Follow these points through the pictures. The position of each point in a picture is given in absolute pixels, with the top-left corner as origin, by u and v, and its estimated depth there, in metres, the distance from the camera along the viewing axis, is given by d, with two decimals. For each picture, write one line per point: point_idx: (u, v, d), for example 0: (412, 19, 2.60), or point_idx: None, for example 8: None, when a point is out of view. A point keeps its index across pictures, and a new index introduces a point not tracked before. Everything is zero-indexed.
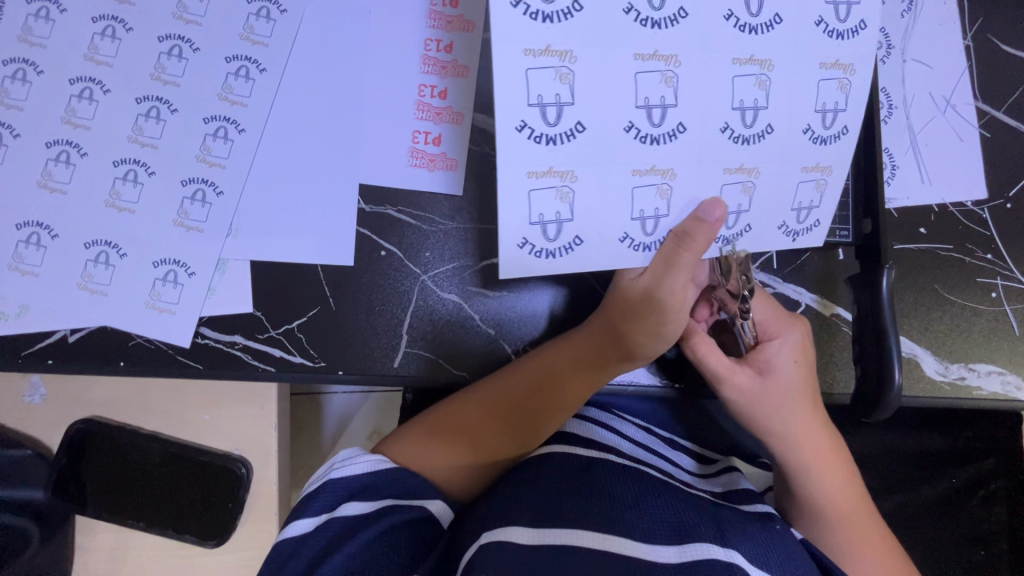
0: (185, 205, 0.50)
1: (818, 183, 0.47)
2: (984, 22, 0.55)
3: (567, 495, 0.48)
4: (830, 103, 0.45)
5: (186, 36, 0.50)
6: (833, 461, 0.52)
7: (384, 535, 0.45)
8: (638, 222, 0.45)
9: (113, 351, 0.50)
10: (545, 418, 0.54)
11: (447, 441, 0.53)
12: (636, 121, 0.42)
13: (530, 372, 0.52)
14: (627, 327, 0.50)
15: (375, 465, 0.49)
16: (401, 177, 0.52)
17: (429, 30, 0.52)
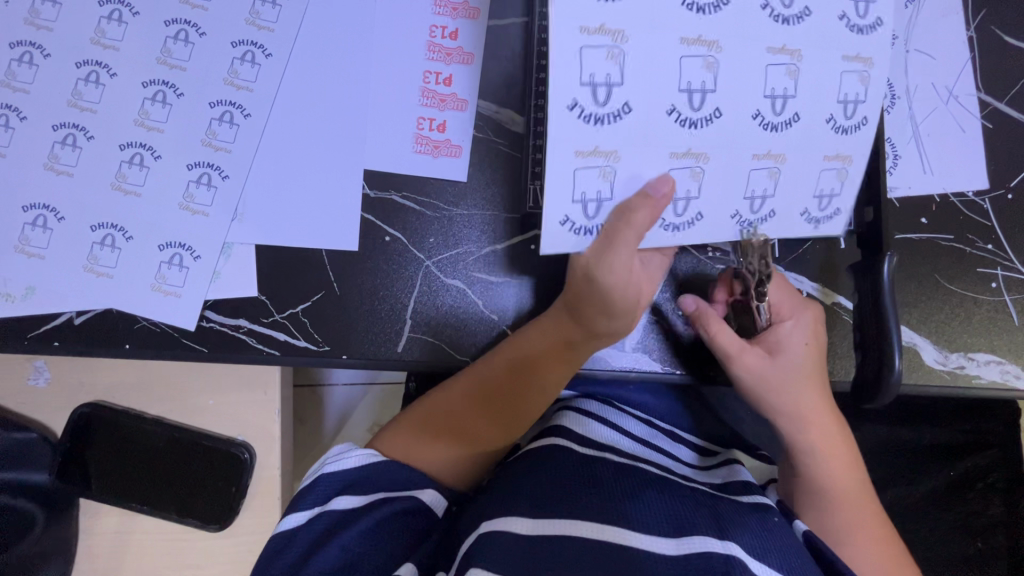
0: (190, 189, 0.50)
1: (838, 171, 0.45)
2: (986, 14, 0.56)
3: (569, 485, 0.49)
4: (852, 94, 0.43)
5: (193, 20, 0.51)
6: (839, 446, 0.53)
7: (377, 526, 0.45)
8: (669, 204, 0.44)
9: (118, 334, 0.51)
10: (524, 402, 0.54)
11: (428, 430, 0.53)
12: (680, 107, 0.41)
13: (500, 356, 0.52)
14: (587, 308, 0.48)
15: (366, 459, 0.49)
16: (406, 163, 0.53)
17: (434, 16, 0.53)
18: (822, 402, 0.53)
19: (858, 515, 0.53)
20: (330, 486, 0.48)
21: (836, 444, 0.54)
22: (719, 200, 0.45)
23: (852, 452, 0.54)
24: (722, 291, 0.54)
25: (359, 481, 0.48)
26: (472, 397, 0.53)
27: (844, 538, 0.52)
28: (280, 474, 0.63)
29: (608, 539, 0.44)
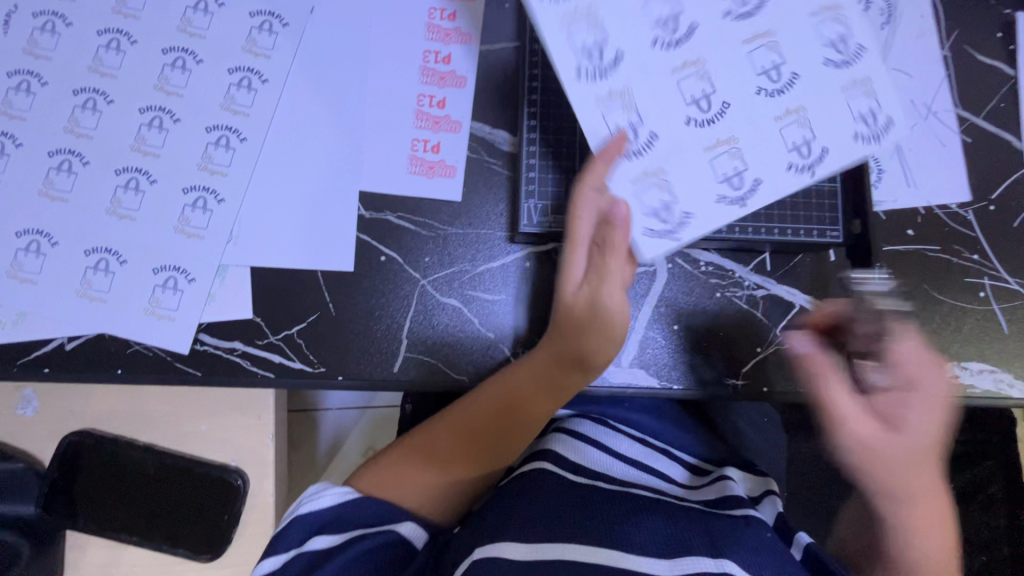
0: (186, 212, 0.50)
1: (866, 91, 0.44)
2: (959, 35, 0.58)
3: (566, 511, 0.48)
4: (865, 108, 0.44)
5: (191, 48, 0.52)
6: (933, 520, 0.48)
7: (357, 561, 0.46)
8: (724, 182, 0.44)
9: (109, 359, 0.50)
10: (510, 438, 0.53)
11: (411, 464, 0.53)
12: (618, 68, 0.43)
13: (487, 390, 0.52)
14: (576, 340, 0.49)
15: (342, 496, 0.49)
16: (400, 184, 0.53)
17: (427, 42, 0.55)
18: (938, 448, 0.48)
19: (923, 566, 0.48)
20: (307, 524, 0.47)
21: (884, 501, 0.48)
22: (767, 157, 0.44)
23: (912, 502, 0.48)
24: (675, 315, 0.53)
25: (337, 517, 0.48)
26: (459, 428, 0.53)
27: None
28: (274, 500, 0.62)
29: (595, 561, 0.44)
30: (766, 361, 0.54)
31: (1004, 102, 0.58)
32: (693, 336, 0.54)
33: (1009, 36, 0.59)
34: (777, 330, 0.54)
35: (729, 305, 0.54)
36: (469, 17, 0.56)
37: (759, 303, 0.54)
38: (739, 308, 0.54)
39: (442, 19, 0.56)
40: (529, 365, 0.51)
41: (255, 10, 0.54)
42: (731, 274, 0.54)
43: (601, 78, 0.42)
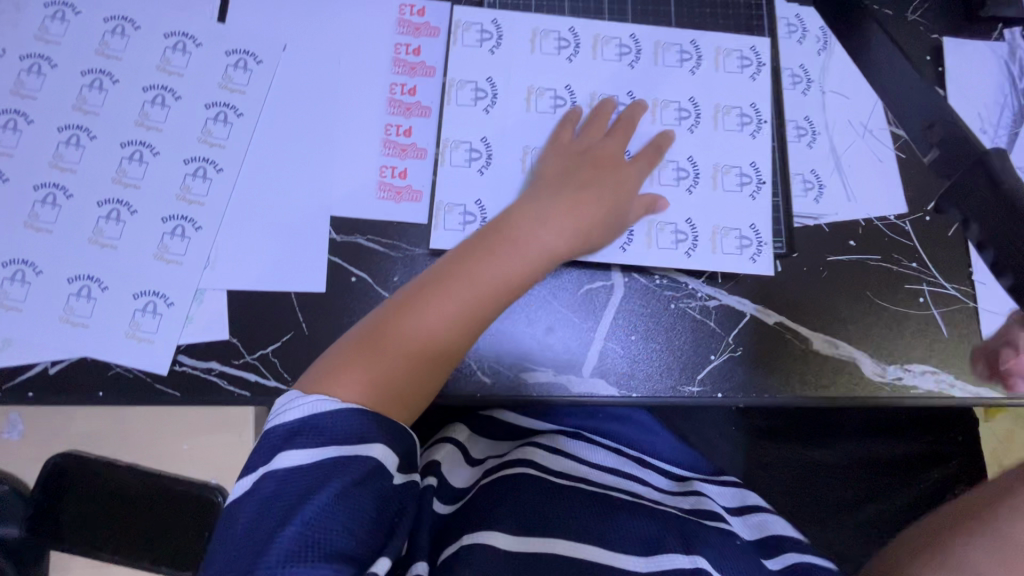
0: (165, 240, 0.53)
1: (733, 114, 0.60)
2: None
3: (548, 512, 0.51)
4: (745, 120, 0.59)
5: (169, 86, 0.56)
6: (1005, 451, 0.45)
7: (339, 498, 0.38)
8: (684, 230, 0.58)
9: (92, 382, 0.52)
10: (479, 311, 0.46)
11: (349, 355, 0.44)
12: (496, 78, 0.59)
13: (482, 233, 0.50)
14: (595, 188, 0.53)
15: (314, 408, 0.41)
16: (369, 208, 0.56)
17: (394, 75, 0.59)
18: None
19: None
20: (272, 441, 0.40)
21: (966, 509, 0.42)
22: (681, 200, 0.58)
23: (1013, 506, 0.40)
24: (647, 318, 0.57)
25: (307, 439, 0.40)
26: (447, 263, 0.48)
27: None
28: None
29: (585, 557, 0.47)
30: (721, 367, 0.56)
31: None
32: (650, 346, 0.56)
33: (937, 59, 0.63)
34: (731, 338, 0.57)
35: (684, 315, 0.57)
36: (432, 52, 0.60)
37: (712, 312, 0.57)
38: (693, 318, 0.57)
39: (407, 54, 0.59)
40: (553, 235, 0.50)
41: (230, 50, 0.57)
42: (684, 286, 0.57)
43: (494, 106, 0.58)
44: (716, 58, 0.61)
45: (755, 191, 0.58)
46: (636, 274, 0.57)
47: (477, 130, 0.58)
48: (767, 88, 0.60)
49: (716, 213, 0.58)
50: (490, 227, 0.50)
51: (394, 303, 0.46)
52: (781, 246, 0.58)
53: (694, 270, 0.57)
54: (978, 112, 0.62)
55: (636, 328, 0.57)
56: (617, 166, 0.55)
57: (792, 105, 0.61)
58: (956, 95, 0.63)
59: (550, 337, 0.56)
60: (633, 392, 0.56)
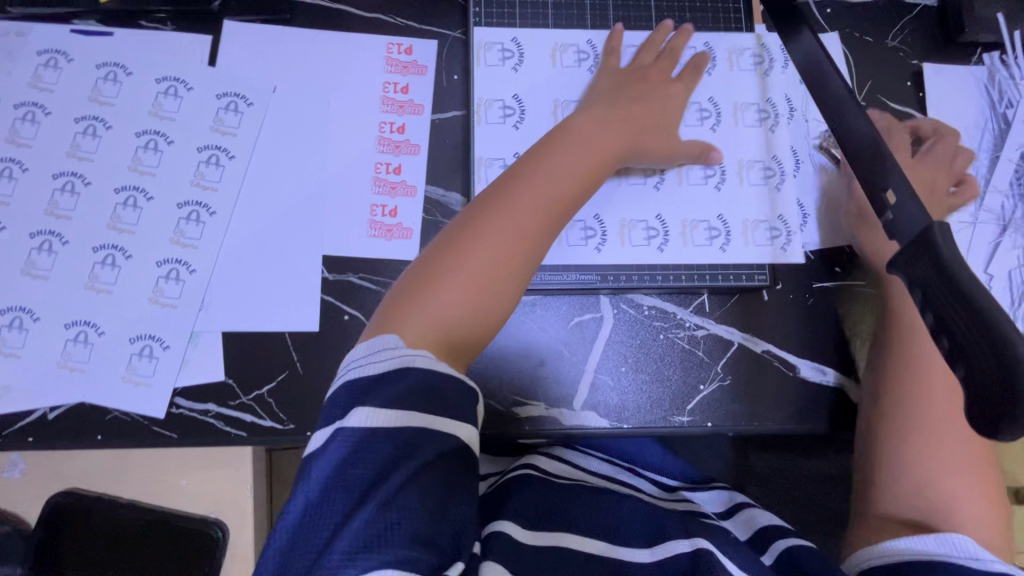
0: (160, 283, 0.54)
1: (755, 110, 0.63)
2: (871, 86, 0.64)
3: (552, 515, 0.54)
4: (767, 116, 0.63)
5: (162, 130, 0.57)
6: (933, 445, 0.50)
7: (417, 478, 0.41)
8: (720, 222, 0.60)
9: (91, 426, 0.53)
10: (542, 225, 0.49)
11: (423, 271, 0.48)
12: (522, 93, 0.61)
13: (535, 150, 0.54)
14: (635, 90, 0.59)
15: (403, 362, 0.43)
16: (361, 246, 0.57)
17: (383, 114, 0.60)
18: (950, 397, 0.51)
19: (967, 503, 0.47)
20: (353, 392, 0.43)
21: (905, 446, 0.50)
22: (714, 197, 0.60)
23: (930, 438, 0.50)
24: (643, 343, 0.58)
25: (391, 400, 0.42)
26: (503, 178, 0.52)
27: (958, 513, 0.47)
28: (254, 550, 0.65)
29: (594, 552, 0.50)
30: (710, 396, 0.57)
31: (916, 146, 0.63)
32: (640, 376, 0.57)
33: (918, 84, 0.64)
34: (719, 367, 0.58)
35: (672, 344, 0.58)
36: (420, 89, 0.61)
37: (701, 342, 0.58)
38: (682, 347, 0.58)
39: (395, 93, 0.60)
40: (600, 124, 0.55)
41: (221, 92, 0.58)
42: (673, 316, 0.58)
43: (523, 122, 0.60)
44: (731, 59, 0.64)
45: (779, 181, 0.61)
46: (624, 306, 0.58)
47: (508, 147, 0.59)
48: (755, 110, 0.63)
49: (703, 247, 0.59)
50: (537, 144, 0.54)
51: (471, 209, 0.51)
52: (764, 279, 0.59)
53: (733, 263, 0.59)
54: (959, 136, 0.63)
55: (625, 359, 0.57)
56: (663, 84, 0.60)
57: (776, 135, 0.63)
58: (937, 120, 0.64)
59: (543, 370, 0.57)
60: (623, 423, 0.56)
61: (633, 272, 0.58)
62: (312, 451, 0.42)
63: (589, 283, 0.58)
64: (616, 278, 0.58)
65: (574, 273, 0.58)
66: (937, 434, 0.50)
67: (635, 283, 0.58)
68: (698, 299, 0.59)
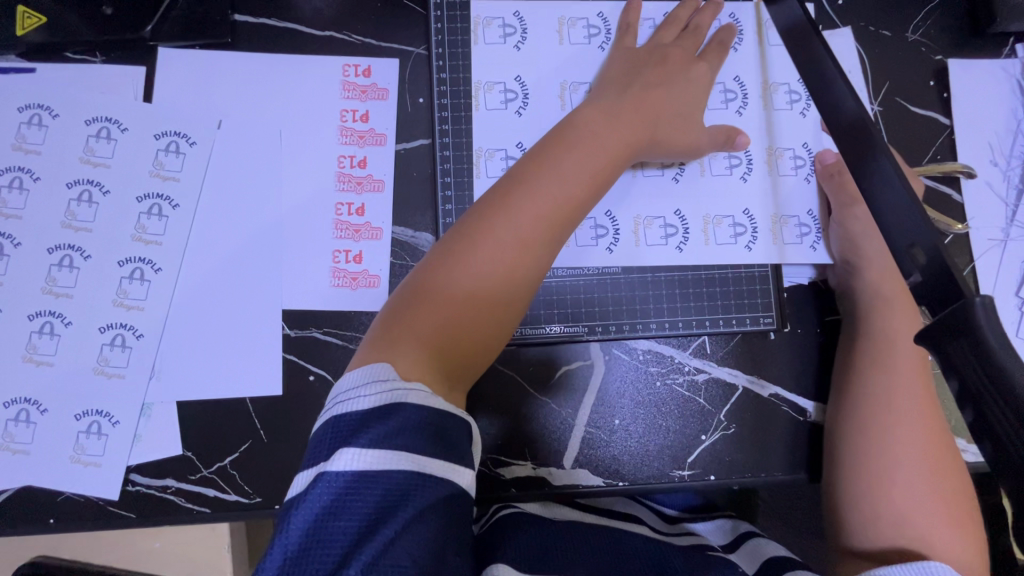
0: (104, 352, 0.50)
1: (778, 91, 0.57)
2: (890, 87, 0.57)
3: (537, 550, 0.44)
4: (789, 99, 0.56)
5: (95, 179, 0.51)
6: (902, 465, 0.47)
7: (410, 529, 0.34)
8: (747, 216, 0.55)
9: (40, 510, 0.48)
10: (546, 233, 0.44)
11: (417, 289, 0.43)
12: (524, 74, 0.55)
13: (537, 147, 0.48)
14: (649, 74, 0.53)
15: (392, 398, 0.37)
16: (324, 298, 0.52)
17: (341, 146, 0.54)
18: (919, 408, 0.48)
19: (913, 514, 0.46)
20: (337, 431, 0.36)
21: (845, 462, 0.49)
22: (731, 198, 0.55)
23: (872, 450, 0.48)
24: (640, 386, 0.53)
25: (379, 440, 0.35)
26: (501, 181, 0.46)
27: (907, 534, 0.45)
28: None
29: None
30: (712, 448, 0.52)
31: (940, 155, 0.56)
32: (636, 428, 0.52)
33: (942, 83, 0.57)
34: (722, 415, 0.53)
35: (671, 392, 0.53)
36: (383, 117, 0.54)
37: (701, 388, 0.53)
38: (681, 394, 0.53)
39: (354, 121, 0.54)
40: (609, 117, 0.49)
41: (160, 132, 0.52)
42: (671, 360, 0.53)
43: (526, 107, 0.55)
44: (760, 28, 0.57)
45: (810, 173, 0.56)
46: (617, 352, 0.53)
47: (511, 136, 0.55)
48: (760, 122, 0.56)
49: (701, 285, 0.54)
50: (540, 141, 0.48)
51: (467, 218, 0.45)
52: (771, 322, 0.54)
53: (758, 264, 0.54)
54: (988, 141, 0.57)
55: (619, 410, 0.53)
56: (684, 66, 0.54)
57: (789, 132, 0.56)
58: (963, 124, 0.57)
59: (543, 410, 0.52)
60: (619, 480, 0.52)
61: (626, 312, 0.54)
62: (291, 499, 0.36)
63: (575, 336, 0.53)
64: (604, 328, 0.53)
65: (559, 324, 0.53)
66: (890, 456, 0.47)
67: (627, 333, 0.53)
68: (699, 340, 0.54)
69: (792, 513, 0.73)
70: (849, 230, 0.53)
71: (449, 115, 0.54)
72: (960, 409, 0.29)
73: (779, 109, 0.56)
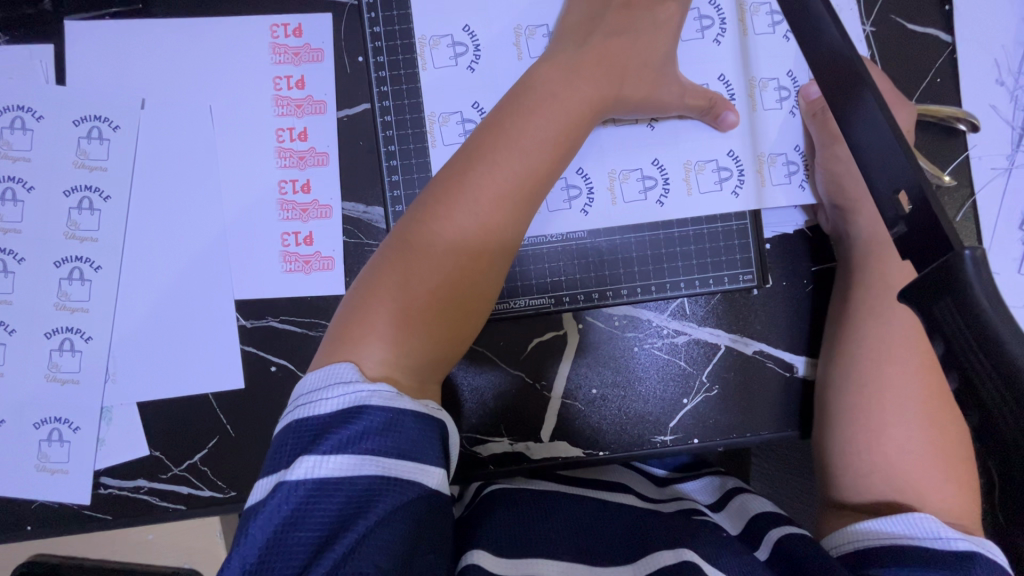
0: (54, 357, 0.48)
1: (758, 17, 0.50)
2: (884, 3, 0.51)
3: (520, 531, 0.41)
4: (768, 25, 0.50)
5: (17, 175, 0.48)
6: (897, 413, 0.44)
7: (375, 532, 0.32)
8: (732, 160, 0.50)
9: (15, 518, 0.48)
10: (508, 214, 0.41)
11: (373, 286, 0.39)
12: (474, 23, 0.49)
13: (491, 117, 0.43)
14: (615, 9, 0.47)
15: (356, 400, 0.34)
16: (276, 285, 0.49)
17: (278, 118, 0.49)
18: (920, 356, 0.45)
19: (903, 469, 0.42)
20: (299, 436, 0.34)
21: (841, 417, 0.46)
22: (712, 142, 0.50)
23: (865, 406, 0.45)
24: (617, 353, 0.50)
25: (341, 446, 0.33)
26: (456, 158, 0.42)
27: (901, 487, 0.42)
28: None
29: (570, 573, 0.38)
30: (695, 411, 0.50)
31: (940, 77, 0.51)
32: (615, 397, 0.50)
33: None
34: (704, 377, 0.50)
35: (651, 357, 0.50)
36: (319, 81, 0.49)
37: (681, 350, 0.50)
38: (661, 359, 0.50)
39: (289, 88, 0.49)
40: (567, 72, 0.44)
41: (79, 117, 0.48)
42: (648, 324, 0.50)
43: (479, 61, 0.49)
44: None
45: (799, 105, 0.51)
46: (592, 320, 0.50)
47: (466, 95, 0.49)
48: (736, 54, 0.50)
49: (676, 245, 0.50)
50: (493, 112, 0.44)
51: (421, 202, 0.41)
52: (751, 278, 0.50)
53: (737, 214, 0.50)
54: (994, 58, 0.51)
55: (596, 379, 0.50)
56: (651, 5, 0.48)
57: (772, 62, 0.51)
58: (966, 40, 0.51)
59: (521, 383, 0.50)
60: (599, 450, 0.50)
61: (602, 279, 0.50)
62: (252, 506, 0.34)
63: (541, 308, 0.50)
64: (572, 299, 0.50)
65: (524, 297, 0.50)
66: (882, 405, 0.44)
67: (599, 301, 0.50)
68: (677, 301, 0.51)
69: (787, 460, 0.73)
70: (839, 169, 0.48)
71: (389, 76, 0.49)
72: (944, 374, 0.26)
73: (764, 32, 0.50)
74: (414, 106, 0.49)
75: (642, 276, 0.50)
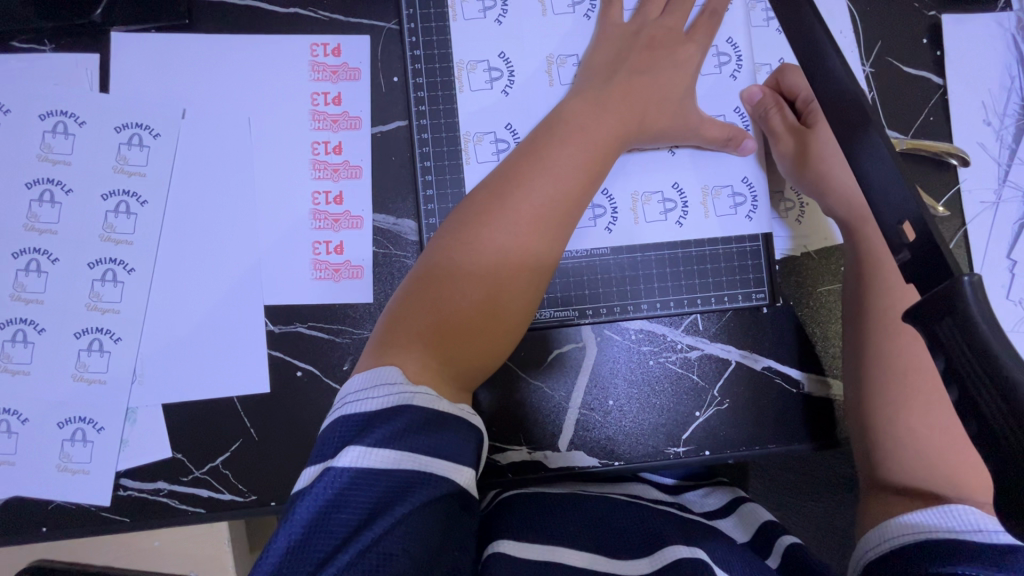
0: (82, 357, 0.48)
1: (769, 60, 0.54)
2: (883, 47, 0.55)
3: (541, 527, 0.43)
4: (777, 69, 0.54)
5: (56, 177, 0.49)
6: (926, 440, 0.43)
7: (406, 523, 0.33)
8: (746, 187, 0.53)
9: (32, 519, 0.48)
10: (543, 238, 0.43)
11: (419, 293, 0.42)
12: (508, 50, 0.52)
13: (529, 145, 0.46)
14: (641, 48, 0.50)
15: (399, 400, 0.36)
16: (305, 293, 0.50)
17: (314, 132, 0.51)
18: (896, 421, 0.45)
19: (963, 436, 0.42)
20: (345, 429, 0.36)
21: (877, 369, 0.45)
22: (726, 172, 0.53)
23: (909, 368, 0.44)
24: (635, 364, 0.52)
25: (386, 440, 0.34)
26: (493, 182, 0.45)
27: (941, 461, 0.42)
28: None
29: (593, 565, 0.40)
30: (706, 424, 0.52)
31: (933, 116, 0.55)
32: (631, 407, 0.52)
33: (935, 41, 0.55)
34: (715, 391, 0.52)
35: (664, 370, 0.52)
36: (356, 98, 0.52)
37: (695, 364, 0.53)
38: (674, 371, 0.52)
39: (326, 104, 0.51)
40: (598, 105, 0.47)
41: (121, 125, 0.50)
42: (663, 338, 0.53)
43: (513, 86, 0.52)
44: None
45: None
46: (611, 334, 0.53)
47: (499, 116, 0.52)
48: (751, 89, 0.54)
49: (692, 264, 0.53)
50: (529, 141, 0.47)
51: (461, 223, 0.43)
52: (763, 297, 0.53)
53: (750, 236, 0.53)
54: (981, 100, 0.55)
55: (614, 391, 0.52)
56: (674, 43, 0.51)
57: None
58: (957, 84, 0.55)
59: (542, 393, 0.52)
60: (614, 459, 0.52)
61: (621, 296, 0.53)
62: (297, 492, 0.35)
63: (566, 321, 0.52)
64: (594, 311, 0.53)
65: (548, 310, 0.52)
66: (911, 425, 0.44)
67: (618, 315, 0.53)
68: (691, 317, 0.53)
69: (783, 481, 0.76)
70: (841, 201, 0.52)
71: (425, 95, 0.52)
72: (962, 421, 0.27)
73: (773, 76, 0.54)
74: (448, 125, 0.52)
75: (660, 294, 0.53)
